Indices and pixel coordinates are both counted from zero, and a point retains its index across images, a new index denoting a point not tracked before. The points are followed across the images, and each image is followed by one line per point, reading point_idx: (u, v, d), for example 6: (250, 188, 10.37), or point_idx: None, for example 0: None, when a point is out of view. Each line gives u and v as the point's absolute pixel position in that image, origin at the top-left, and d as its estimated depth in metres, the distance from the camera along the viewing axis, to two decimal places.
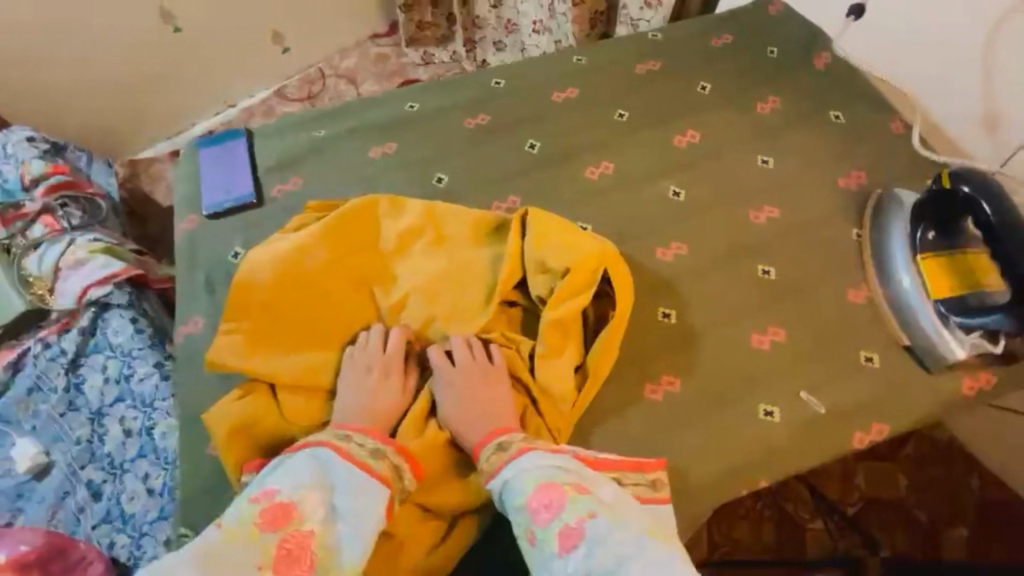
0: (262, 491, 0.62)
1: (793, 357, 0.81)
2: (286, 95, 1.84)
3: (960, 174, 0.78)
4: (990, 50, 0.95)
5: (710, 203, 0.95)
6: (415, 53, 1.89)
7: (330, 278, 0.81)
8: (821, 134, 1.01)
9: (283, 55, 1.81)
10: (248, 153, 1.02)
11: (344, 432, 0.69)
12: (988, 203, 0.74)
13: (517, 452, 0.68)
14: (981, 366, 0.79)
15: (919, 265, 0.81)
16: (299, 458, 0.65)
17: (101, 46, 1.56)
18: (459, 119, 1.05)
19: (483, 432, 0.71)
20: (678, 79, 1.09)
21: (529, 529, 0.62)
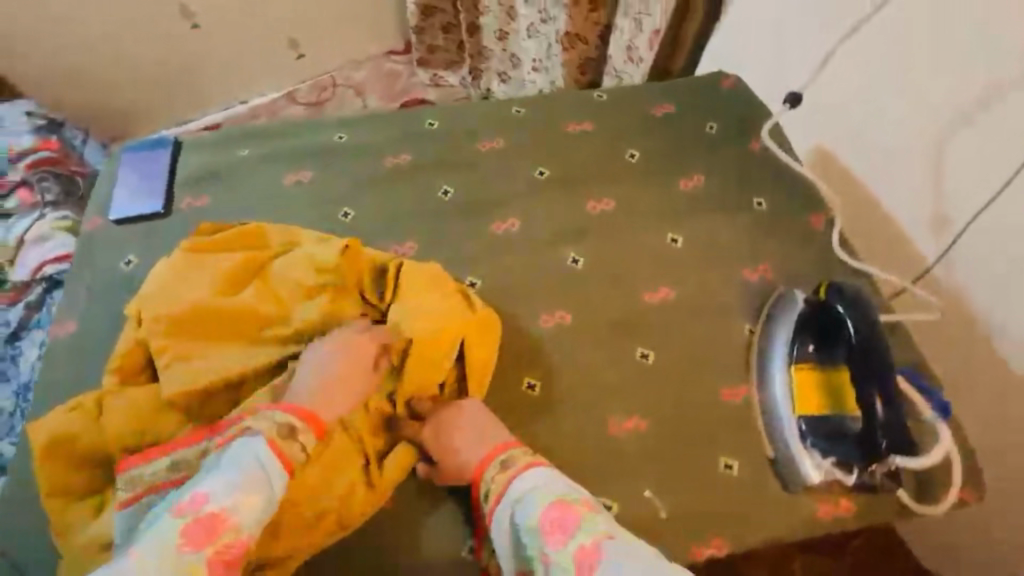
0: (190, 501, 0.54)
1: (648, 451, 0.78)
2: (298, 98, 2.14)
3: (836, 286, 0.76)
4: (936, 158, 0.93)
5: (606, 275, 0.92)
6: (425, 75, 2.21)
7: (190, 294, 0.79)
8: (740, 220, 0.98)
9: (297, 61, 2.15)
10: (168, 162, 1.04)
11: (289, 427, 0.64)
12: (852, 326, 0.72)
13: (525, 466, 0.69)
14: (841, 491, 0.74)
15: (792, 375, 0.78)
16: (236, 465, 0.58)
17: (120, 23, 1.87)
18: (382, 155, 1.06)
19: (482, 453, 0.72)
20: (609, 143, 1.08)
21: (542, 553, 0.60)
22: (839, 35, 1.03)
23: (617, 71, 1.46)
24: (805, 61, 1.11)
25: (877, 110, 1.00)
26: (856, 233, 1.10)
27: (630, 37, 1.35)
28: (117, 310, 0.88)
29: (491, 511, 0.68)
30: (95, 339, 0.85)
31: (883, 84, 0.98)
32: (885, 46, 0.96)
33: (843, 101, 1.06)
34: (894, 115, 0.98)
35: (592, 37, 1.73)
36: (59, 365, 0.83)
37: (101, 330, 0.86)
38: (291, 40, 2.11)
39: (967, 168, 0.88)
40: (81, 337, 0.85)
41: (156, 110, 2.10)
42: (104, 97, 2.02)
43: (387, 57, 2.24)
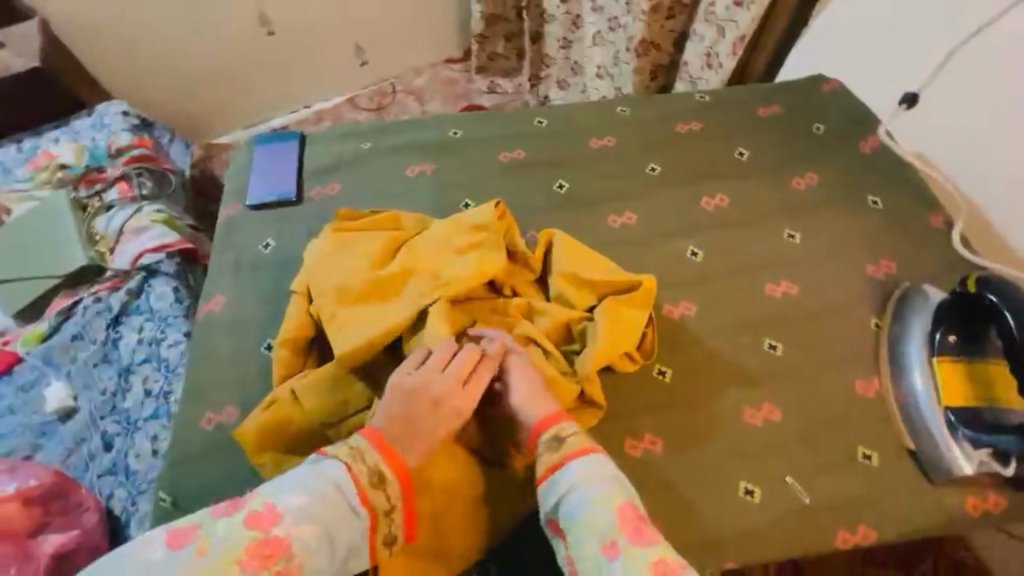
0: (264, 515, 0.61)
1: (788, 438, 0.78)
2: (357, 104, 2.25)
3: (985, 279, 0.75)
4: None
5: (726, 268, 0.94)
6: (483, 82, 2.27)
7: (351, 265, 0.85)
8: (855, 217, 0.99)
9: (362, 67, 2.23)
10: (297, 153, 1.10)
11: (378, 473, 0.66)
12: (1013, 316, 0.70)
13: (583, 449, 0.69)
14: (989, 486, 0.74)
15: (933, 368, 0.79)
16: (313, 485, 0.64)
17: (217, 33, 2.02)
18: (496, 151, 1.11)
19: (533, 417, 0.72)
20: (717, 142, 1.10)
21: (608, 539, 0.62)
22: (966, 33, 1.05)
23: (691, 77, 1.48)
24: (922, 64, 1.11)
25: (993, 119, 1.01)
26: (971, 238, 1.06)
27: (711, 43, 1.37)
28: (262, 290, 0.93)
29: (542, 474, 0.68)
30: (248, 312, 0.90)
31: (1009, 89, 0.99)
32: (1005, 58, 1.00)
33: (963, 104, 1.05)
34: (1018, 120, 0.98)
35: (666, 44, 1.77)
36: (215, 339, 0.89)
37: (250, 309, 0.91)
38: (356, 48, 2.19)
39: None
40: (235, 311, 0.90)
41: (238, 111, 2.21)
42: (194, 100, 2.15)
43: (443, 64, 2.32)
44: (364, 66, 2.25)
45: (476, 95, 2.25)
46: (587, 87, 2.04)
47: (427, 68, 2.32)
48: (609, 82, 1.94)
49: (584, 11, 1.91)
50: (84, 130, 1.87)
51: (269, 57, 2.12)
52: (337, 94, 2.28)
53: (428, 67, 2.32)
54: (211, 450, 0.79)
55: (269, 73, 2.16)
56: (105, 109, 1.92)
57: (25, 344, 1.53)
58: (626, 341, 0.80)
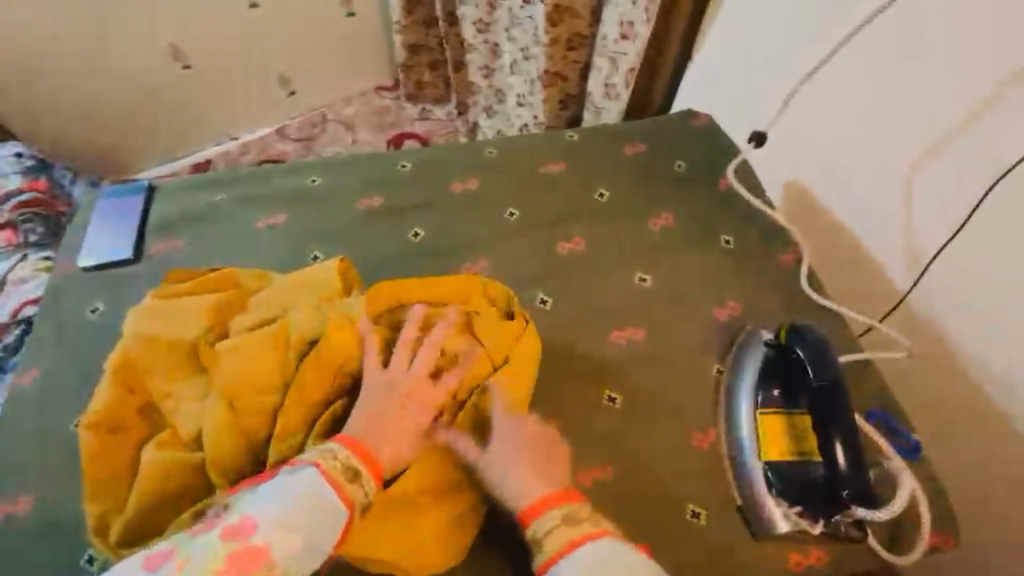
0: (240, 527, 0.59)
1: (614, 498, 0.76)
2: (287, 134, 2.14)
3: (797, 328, 0.78)
4: (905, 190, 0.96)
5: (575, 317, 0.92)
6: (416, 109, 2.24)
7: (181, 325, 0.82)
8: (707, 258, 0.99)
9: (287, 96, 2.14)
10: (140, 208, 1.05)
11: (352, 469, 0.67)
12: (813, 370, 0.72)
13: (596, 532, 0.66)
14: (812, 542, 0.72)
15: (757, 420, 0.77)
16: (286, 494, 0.62)
17: (112, 68, 1.89)
18: (354, 199, 1.07)
19: (538, 494, 0.70)
20: (580, 183, 1.09)
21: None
22: (800, 77, 1.09)
23: (596, 108, 1.46)
24: (772, 104, 1.17)
25: (844, 149, 1.04)
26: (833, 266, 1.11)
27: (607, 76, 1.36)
28: (84, 360, 0.89)
29: (541, 563, 0.66)
30: (65, 385, 0.87)
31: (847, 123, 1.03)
32: (845, 91, 1.02)
33: (815, 132, 1.09)
34: (859, 146, 1.02)
35: (571, 74, 1.77)
36: (25, 417, 0.84)
37: (67, 382, 0.87)
38: (281, 77, 2.11)
39: (946, 196, 0.90)
40: (50, 386, 0.87)
41: (150, 146, 2.09)
42: (102, 135, 2.02)
43: (376, 92, 2.25)
44: (287, 96, 2.15)
45: (408, 123, 2.20)
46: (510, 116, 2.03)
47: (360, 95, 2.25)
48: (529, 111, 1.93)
49: (500, 41, 1.91)
50: None
51: (178, 91, 2.00)
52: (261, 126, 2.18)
53: (360, 95, 2.25)
54: (5, 539, 0.75)
55: (178, 106, 2.03)
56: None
57: None
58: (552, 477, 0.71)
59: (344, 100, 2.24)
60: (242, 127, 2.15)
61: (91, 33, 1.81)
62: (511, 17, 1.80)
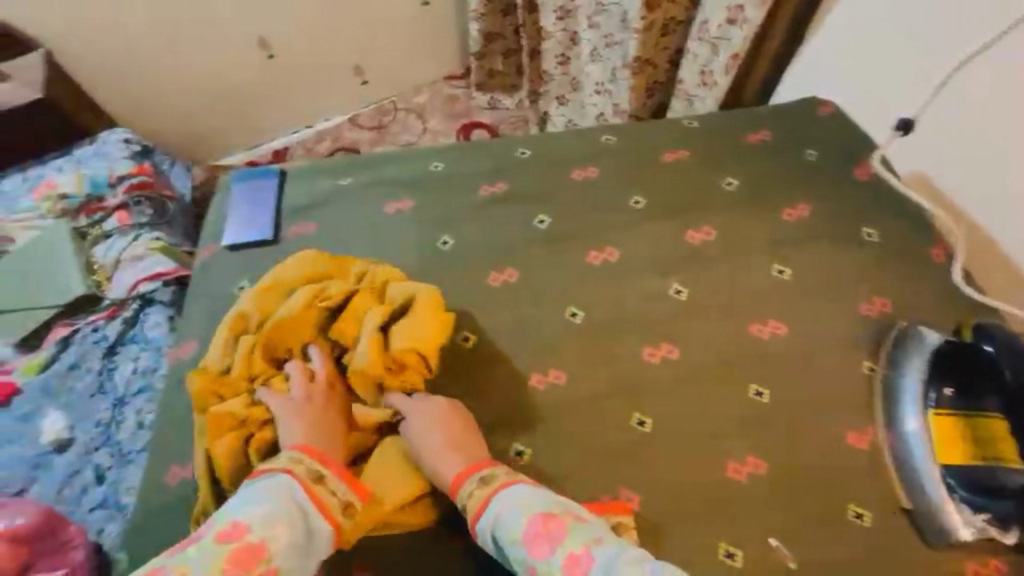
0: (232, 529, 0.60)
1: (772, 494, 0.74)
2: (358, 123, 2.17)
3: (983, 328, 0.75)
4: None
5: (712, 308, 0.90)
6: (483, 98, 2.21)
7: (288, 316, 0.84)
8: (850, 251, 0.95)
9: (361, 86, 2.16)
10: (275, 191, 1.10)
11: (318, 472, 0.69)
12: (1012, 371, 0.71)
13: (505, 482, 0.70)
14: (990, 552, 0.69)
15: (930, 422, 0.75)
16: (266, 495, 0.64)
17: (210, 57, 1.95)
18: (477, 185, 1.08)
19: (454, 473, 0.72)
20: (705, 172, 1.07)
21: (530, 566, 0.63)
22: (953, 61, 0.98)
23: (687, 95, 1.40)
24: (917, 89, 1.05)
25: (998, 145, 0.94)
26: (978, 268, 1.00)
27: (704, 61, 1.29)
28: None
29: (471, 527, 0.69)
30: None
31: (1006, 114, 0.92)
32: (1010, 77, 0.91)
33: (967, 124, 0.98)
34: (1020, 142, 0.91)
35: (661, 62, 1.73)
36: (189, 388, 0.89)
37: None
38: (355, 67, 2.13)
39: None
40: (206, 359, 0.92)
41: (237, 134, 2.14)
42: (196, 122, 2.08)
43: (446, 81, 2.25)
44: (360, 85, 2.18)
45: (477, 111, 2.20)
46: (584, 104, 1.99)
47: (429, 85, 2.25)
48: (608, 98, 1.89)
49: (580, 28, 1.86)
50: (84, 158, 1.82)
51: (268, 79, 2.05)
52: (339, 113, 2.20)
53: (429, 84, 2.26)
54: (187, 499, 0.80)
55: (268, 95, 2.08)
56: (108, 137, 1.87)
57: (24, 375, 1.44)
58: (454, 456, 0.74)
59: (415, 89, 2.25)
60: (317, 114, 2.18)
61: (195, 23, 1.87)
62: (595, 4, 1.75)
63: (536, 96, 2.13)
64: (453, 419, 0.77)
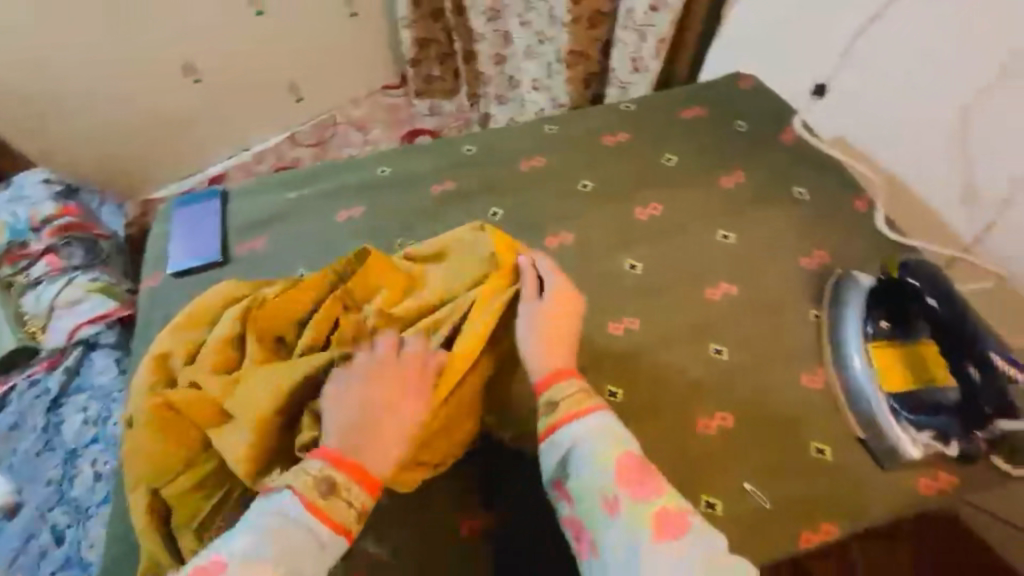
0: (209, 567, 0.56)
1: (742, 442, 0.78)
2: (299, 141, 2.03)
3: (906, 263, 0.81)
4: (965, 133, 0.98)
5: (666, 278, 0.94)
6: (423, 105, 2.15)
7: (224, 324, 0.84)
8: (785, 210, 1.01)
9: (297, 103, 2.09)
10: (219, 212, 1.07)
11: (326, 481, 0.62)
12: (938, 300, 0.78)
13: (600, 403, 0.68)
14: (937, 465, 0.76)
15: (870, 355, 0.80)
16: (274, 535, 0.58)
17: (131, 85, 1.86)
18: (427, 184, 1.09)
19: (548, 368, 0.71)
20: (645, 151, 1.11)
21: (608, 514, 0.62)
22: (854, 28, 1.08)
23: (621, 83, 1.45)
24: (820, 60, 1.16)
25: (899, 101, 1.06)
26: (897, 211, 1.11)
27: (633, 49, 1.35)
28: None
29: (545, 432, 0.68)
30: None
31: (903, 72, 1.03)
32: (901, 40, 1.02)
33: (872, 83, 1.09)
34: (917, 96, 1.03)
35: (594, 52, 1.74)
36: None
37: None
38: (291, 85, 2.06)
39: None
40: None
41: (168, 163, 2.03)
42: (122, 154, 1.97)
43: (384, 92, 2.17)
44: (295, 103, 2.10)
45: (419, 118, 2.13)
46: (525, 101, 1.95)
47: (367, 97, 2.17)
48: (547, 94, 1.87)
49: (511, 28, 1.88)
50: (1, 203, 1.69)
51: (196, 103, 1.96)
52: (276, 133, 2.10)
53: (366, 95, 2.18)
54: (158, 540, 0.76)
55: (198, 120, 2.00)
56: (26, 179, 1.75)
57: None
58: (560, 355, 0.72)
59: (353, 101, 2.16)
60: (250, 135, 2.08)
61: (112, 51, 1.79)
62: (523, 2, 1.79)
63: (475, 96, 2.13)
64: (564, 322, 0.75)
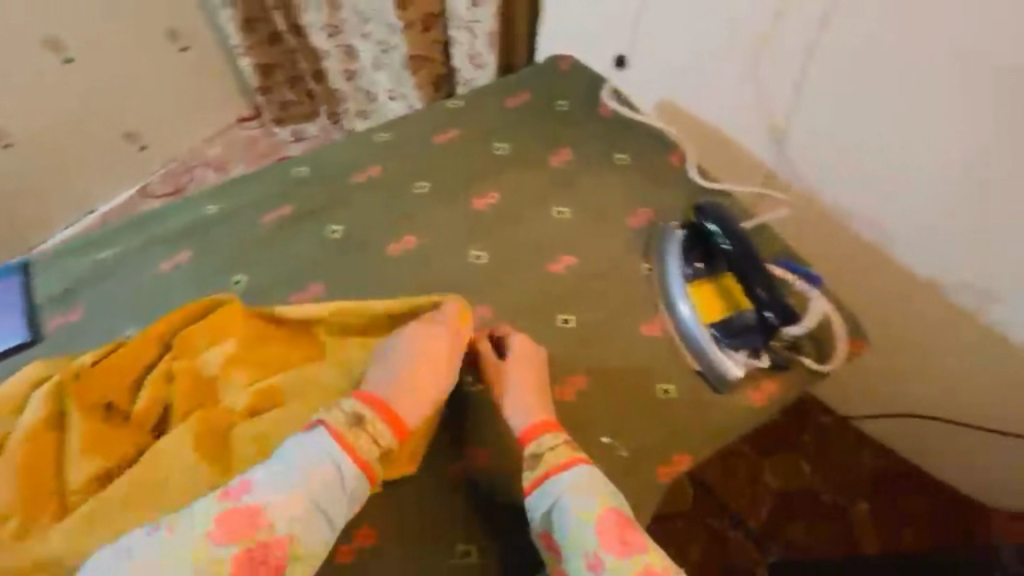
0: (238, 488, 0.66)
1: (597, 400, 0.83)
2: (151, 192, 1.90)
3: (700, 208, 0.90)
4: (757, 75, 1.11)
5: (511, 262, 0.97)
6: (285, 131, 2.00)
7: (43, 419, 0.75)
8: (610, 177, 1.07)
9: (140, 151, 1.88)
10: (20, 289, 0.96)
11: (358, 418, 0.72)
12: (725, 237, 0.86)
13: (580, 457, 0.74)
14: (763, 376, 0.85)
15: (691, 294, 0.88)
16: (302, 463, 0.67)
17: None
18: (259, 215, 1.04)
19: (529, 421, 0.77)
20: (477, 143, 1.14)
21: (591, 559, 0.66)
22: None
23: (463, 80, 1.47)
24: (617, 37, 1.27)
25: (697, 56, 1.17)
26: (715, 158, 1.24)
27: (468, 47, 1.37)
28: None
29: (530, 482, 0.73)
30: None
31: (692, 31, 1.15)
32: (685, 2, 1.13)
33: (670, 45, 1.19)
34: (710, 49, 1.14)
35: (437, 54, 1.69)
36: None
37: None
38: (128, 134, 1.85)
39: (807, 65, 1.04)
40: None
41: None
42: None
43: (239, 124, 2.04)
44: (137, 151, 1.89)
45: (282, 147, 2.00)
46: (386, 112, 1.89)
47: (222, 131, 2.03)
48: (403, 102, 1.84)
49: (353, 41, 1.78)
50: None
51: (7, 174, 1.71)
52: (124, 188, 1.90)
53: (219, 133, 2.02)
54: None
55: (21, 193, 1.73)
56: None
57: None
58: (538, 402, 0.79)
59: (205, 142, 2.01)
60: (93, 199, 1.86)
61: None
62: (359, 15, 1.72)
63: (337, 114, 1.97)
64: (524, 363, 0.82)
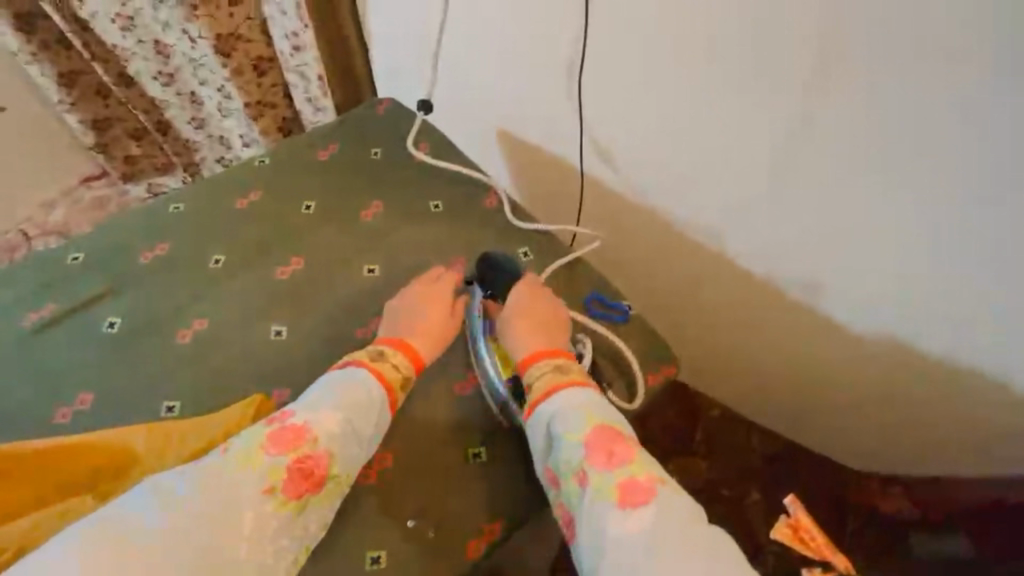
0: (281, 415, 0.74)
1: (404, 479, 0.82)
2: None
3: (486, 257, 0.94)
4: (568, 93, 1.08)
5: (315, 336, 0.92)
6: (137, 187, 1.72)
7: None
8: (423, 227, 1.04)
9: None
10: None
11: (376, 351, 0.83)
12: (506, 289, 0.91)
13: (577, 380, 0.80)
14: None
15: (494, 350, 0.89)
16: (340, 386, 0.77)
17: None
18: (17, 317, 0.91)
19: (525, 353, 0.84)
20: (283, 203, 1.06)
21: (582, 467, 0.72)
22: (436, 29, 1.17)
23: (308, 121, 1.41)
24: (423, 71, 1.27)
25: (505, 85, 1.15)
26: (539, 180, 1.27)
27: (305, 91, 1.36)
28: None
29: (529, 406, 0.80)
30: None
31: (491, 59, 1.13)
32: (481, 29, 1.10)
33: (474, 73, 1.18)
34: (510, 76, 1.13)
35: (279, 97, 1.48)
36: None
37: None
38: None
39: (585, 70, 1.03)
40: None
41: None
42: None
43: (81, 184, 1.72)
44: None
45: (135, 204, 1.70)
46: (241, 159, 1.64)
47: (61, 196, 1.71)
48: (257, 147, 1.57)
49: (194, 87, 1.51)
50: None
51: None
52: None
53: (61, 196, 1.71)
54: None
55: None
56: None
57: None
58: (543, 330, 0.85)
59: (41, 208, 1.69)
60: None
61: None
62: (189, 61, 1.44)
63: (194, 166, 1.72)
64: (540, 291, 0.89)
